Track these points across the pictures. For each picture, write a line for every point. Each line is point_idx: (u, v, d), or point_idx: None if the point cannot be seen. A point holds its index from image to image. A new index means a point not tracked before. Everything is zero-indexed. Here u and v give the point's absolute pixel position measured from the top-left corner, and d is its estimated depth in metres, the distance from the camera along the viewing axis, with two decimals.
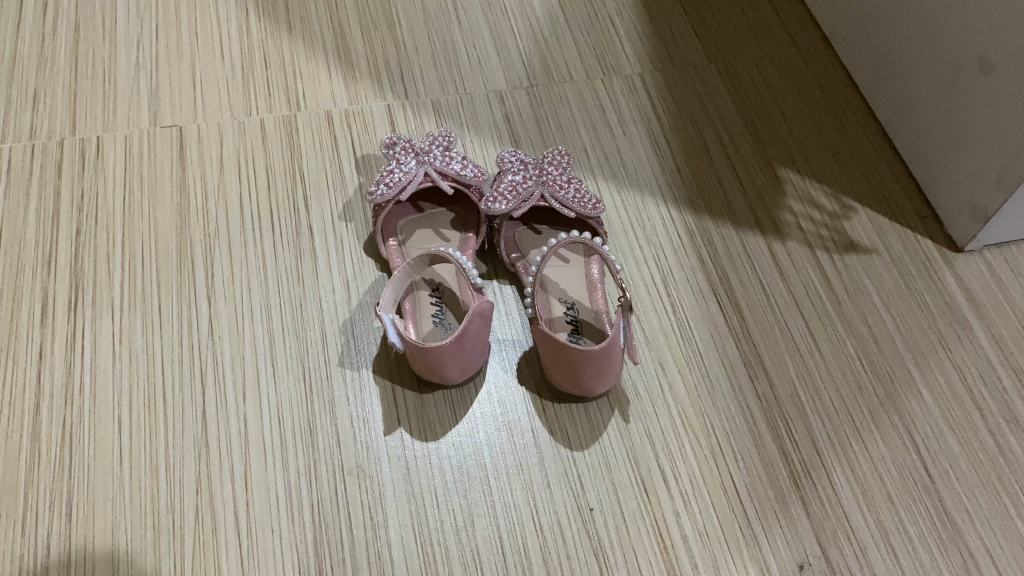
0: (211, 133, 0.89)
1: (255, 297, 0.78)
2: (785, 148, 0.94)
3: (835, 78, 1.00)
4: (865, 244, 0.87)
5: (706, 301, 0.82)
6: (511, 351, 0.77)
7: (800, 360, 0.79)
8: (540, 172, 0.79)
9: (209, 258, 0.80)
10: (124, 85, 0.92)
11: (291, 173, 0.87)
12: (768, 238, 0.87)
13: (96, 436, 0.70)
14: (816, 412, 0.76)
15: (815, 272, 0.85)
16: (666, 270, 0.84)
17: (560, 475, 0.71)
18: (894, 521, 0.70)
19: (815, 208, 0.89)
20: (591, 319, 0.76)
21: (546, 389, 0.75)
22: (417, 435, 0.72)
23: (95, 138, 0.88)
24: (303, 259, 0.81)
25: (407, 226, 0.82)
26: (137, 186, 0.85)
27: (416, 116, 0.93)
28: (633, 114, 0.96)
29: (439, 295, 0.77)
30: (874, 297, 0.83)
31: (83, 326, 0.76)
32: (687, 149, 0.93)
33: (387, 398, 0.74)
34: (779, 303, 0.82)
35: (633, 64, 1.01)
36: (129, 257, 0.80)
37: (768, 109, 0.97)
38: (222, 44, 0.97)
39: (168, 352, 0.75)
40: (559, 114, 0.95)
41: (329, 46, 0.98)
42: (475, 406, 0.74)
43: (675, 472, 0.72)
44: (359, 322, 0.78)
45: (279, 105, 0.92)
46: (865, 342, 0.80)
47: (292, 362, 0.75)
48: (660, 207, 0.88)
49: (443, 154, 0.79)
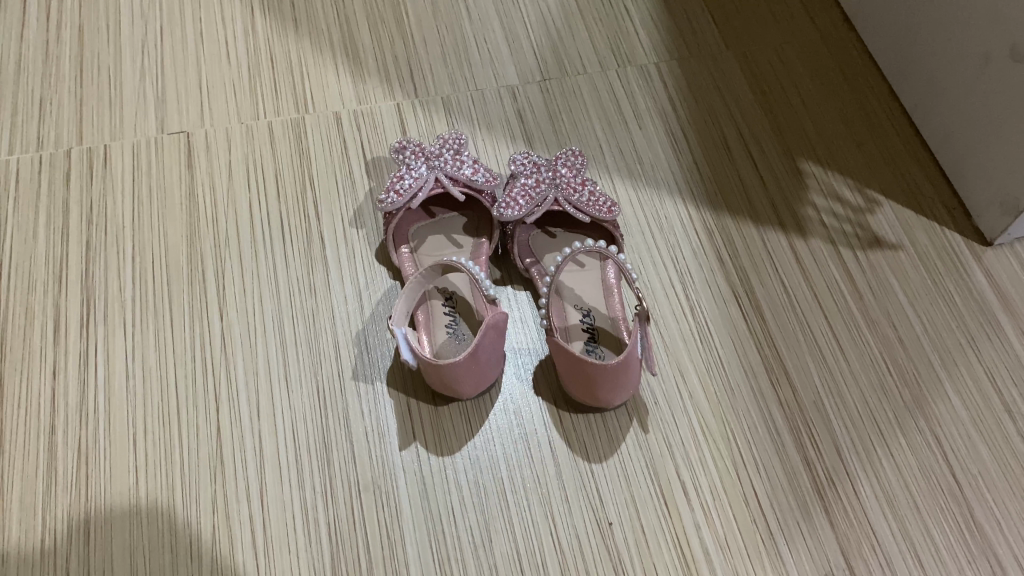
0: (219, 139, 0.87)
1: (268, 310, 0.77)
2: (808, 138, 0.91)
3: (858, 63, 0.97)
4: (890, 239, 0.84)
5: (727, 302, 0.80)
6: (527, 360, 0.76)
7: (823, 363, 0.77)
8: (553, 175, 0.78)
9: (220, 269, 0.79)
10: (130, 90, 0.91)
11: (300, 178, 0.85)
12: (790, 235, 0.84)
13: (111, 457, 0.70)
14: (840, 419, 0.74)
15: (838, 271, 0.82)
16: (685, 270, 0.81)
17: (578, 488, 0.70)
18: (921, 530, 0.69)
19: (838, 201, 0.87)
20: (607, 326, 0.75)
21: (563, 399, 0.74)
22: (432, 450, 0.71)
23: (101, 146, 0.86)
24: (315, 269, 0.80)
25: (418, 232, 0.80)
26: (145, 197, 0.84)
27: (426, 115, 0.91)
28: (649, 106, 0.93)
29: (452, 305, 0.76)
30: (900, 297, 0.81)
31: (96, 343, 0.75)
32: (706, 142, 0.91)
33: (402, 411, 0.73)
34: (801, 303, 0.80)
35: (648, 53, 0.97)
36: (140, 271, 0.79)
37: (789, 96, 0.94)
38: (228, 45, 0.95)
39: (181, 369, 0.74)
40: (573, 109, 0.92)
41: (336, 43, 0.96)
42: (491, 418, 0.73)
43: (695, 483, 0.70)
44: (371, 333, 0.76)
45: (287, 108, 0.90)
46: (890, 343, 0.78)
47: (306, 376, 0.74)
48: (678, 204, 0.86)
49: (454, 158, 0.78)
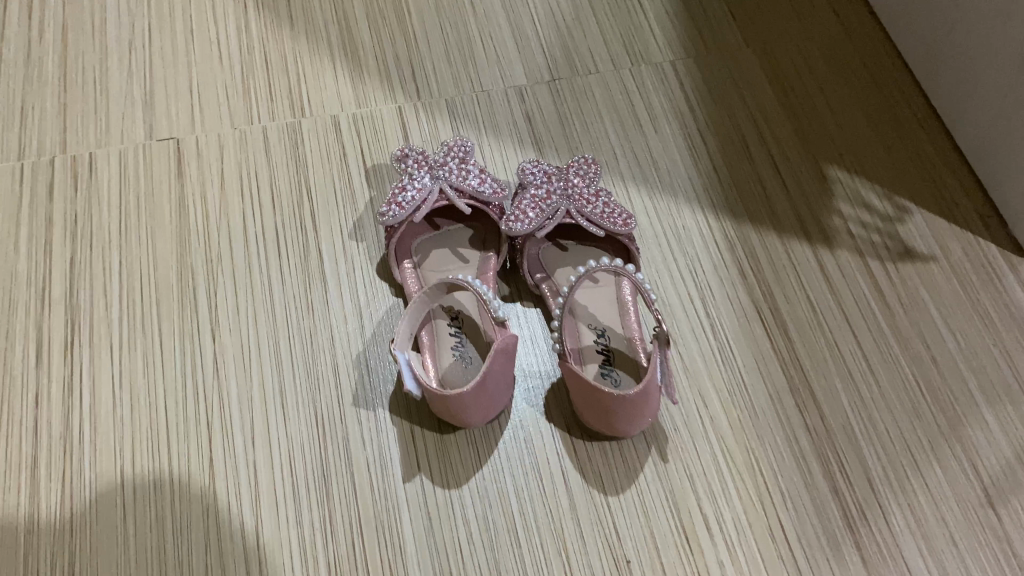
0: (210, 145, 0.83)
1: (263, 330, 0.73)
2: (833, 142, 0.86)
3: (884, 60, 0.92)
4: (922, 250, 0.79)
5: (749, 320, 0.75)
6: (538, 383, 0.72)
7: (852, 385, 0.72)
8: (564, 185, 0.73)
9: (212, 286, 0.75)
10: (117, 93, 0.86)
11: (297, 187, 0.81)
12: (816, 246, 0.80)
13: (98, 491, 0.66)
14: (871, 446, 0.70)
15: (867, 285, 0.78)
16: (704, 285, 0.77)
17: (594, 523, 0.66)
18: (959, 566, 0.64)
19: (865, 210, 0.82)
20: (623, 348, 0.70)
21: (576, 426, 0.70)
22: (438, 482, 0.67)
23: (86, 154, 0.82)
24: (313, 285, 0.75)
25: (422, 246, 0.76)
26: (132, 208, 0.79)
27: (429, 118, 0.86)
28: (664, 108, 0.88)
29: (459, 325, 0.71)
30: (933, 312, 0.76)
31: (81, 368, 0.71)
32: (725, 146, 0.86)
33: (406, 440, 0.68)
34: (828, 320, 0.76)
35: (663, 50, 0.92)
36: (128, 289, 0.75)
37: (812, 96, 0.89)
38: (220, 44, 0.90)
39: (171, 394, 0.70)
40: (584, 111, 0.87)
41: (334, 41, 0.91)
42: (500, 447, 0.69)
43: (718, 516, 0.66)
44: (373, 356, 0.72)
45: (282, 111, 0.85)
46: (923, 363, 0.73)
47: (304, 402, 0.70)
48: (696, 214, 0.81)
49: (459, 167, 0.73)
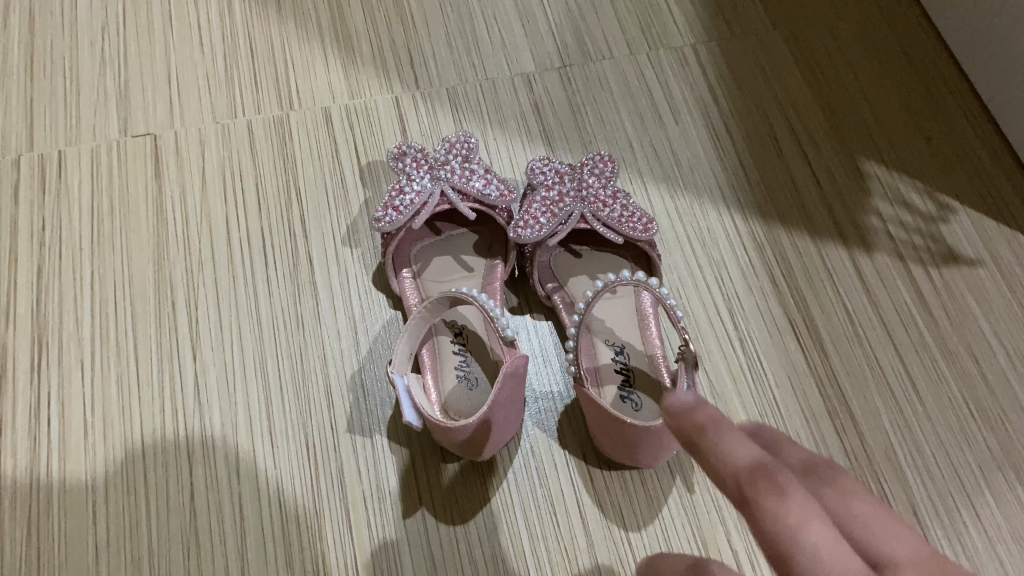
0: (190, 142, 0.76)
1: (248, 348, 0.67)
2: (869, 134, 0.79)
3: (924, 42, 0.84)
4: (968, 253, 0.73)
5: (780, 333, 0.69)
6: (550, 405, 0.65)
7: (894, 405, 0.66)
8: (578, 186, 0.66)
9: (192, 300, 0.69)
10: (88, 84, 0.79)
11: (285, 188, 0.74)
12: (852, 250, 0.73)
13: (66, 530, 0.60)
14: (916, 472, 0.63)
15: (909, 292, 0.71)
16: (731, 294, 0.70)
17: (614, 563, 0.60)
18: None
19: (905, 209, 0.75)
20: (643, 367, 0.64)
21: (593, 453, 0.63)
22: (442, 518, 0.61)
23: (54, 152, 0.75)
24: (303, 297, 0.69)
25: (422, 253, 0.69)
26: (105, 213, 0.72)
27: (429, 110, 0.79)
28: (685, 96, 0.81)
29: (463, 342, 0.65)
30: (982, 322, 0.69)
31: (49, 392, 0.65)
32: (752, 138, 0.79)
33: (406, 470, 0.62)
34: (867, 332, 0.69)
35: (683, 33, 0.85)
36: (100, 303, 0.68)
37: (846, 82, 0.82)
38: (200, 28, 0.83)
39: (148, 420, 0.64)
40: (598, 101, 0.80)
41: (325, 26, 0.84)
42: (509, 477, 0.62)
43: (750, 553, 0.60)
44: (369, 377, 0.66)
45: (269, 103, 0.78)
46: (972, 380, 0.67)
47: (294, 428, 0.64)
48: (721, 214, 0.74)
49: (462, 167, 0.66)
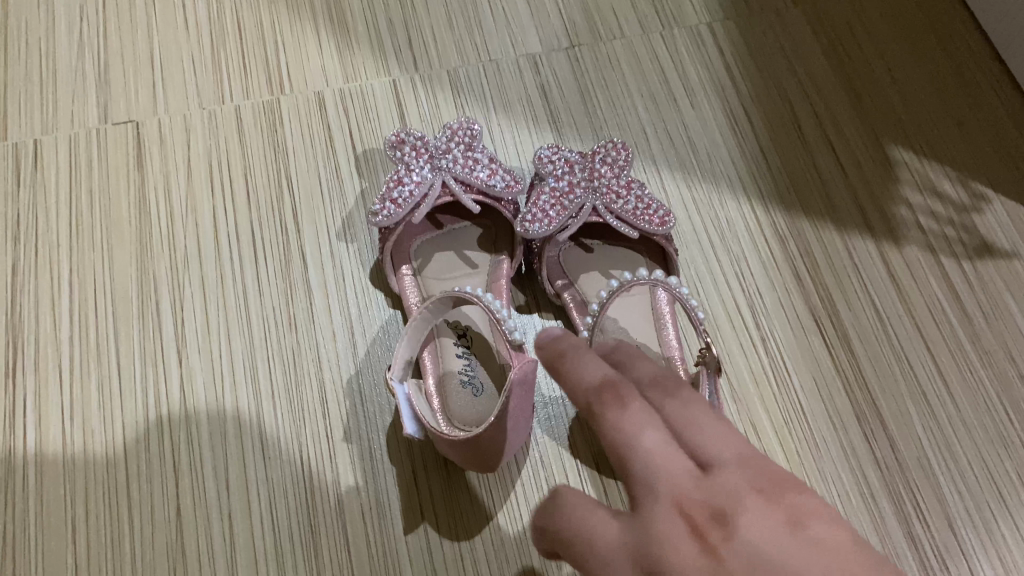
0: (175, 130, 0.71)
1: (238, 351, 0.62)
2: (897, 118, 0.74)
3: (954, 20, 0.79)
4: (1004, 245, 0.68)
5: (805, 332, 0.65)
6: (561, 411, 0.61)
7: (927, 409, 0.62)
8: (590, 176, 0.61)
9: (178, 299, 0.64)
10: (65, 68, 0.74)
11: (276, 178, 0.69)
12: (880, 242, 0.69)
13: (44, 548, 0.56)
14: (951, 481, 0.59)
15: (941, 287, 0.67)
16: (752, 291, 0.66)
17: None
18: None
19: (936, 198, 0.70)
20: None
21: (606, 462, 0.59)
22: (446, 533, 0.57)
23: (30, 141, 0.70)
24: (296, 296, 0.65)
25: (422, 248, 0.65)
26: (85, 205, 0.68)
27: (429, 94, 0.74)
28: (701, 78, 0.76)
29: (467, 344, 0.61)
30: (1019, 320, 0.65)
31: (25, 398, 0.61)
32: (772, 123, 0.74)
33: (407, 481, 0.58)
34: (897, 331, 0.65)
35: (699, 11, 0.80)
36: (80, 303, 0.64)
37: (872, 63, 0.77)
38: (184, 7, 0.78)
39: (130, 429, 0.60)
40: (609, 84, 0.76)
41: (317, 4, 0.79)
42: (518, 489, 0.58)
43: None
44: (367, 382, 0.61)
45: (258, 88, 0.73)
46: (1009, 381, 0.63)
47: (286, 437, 0.60)
48: (740, 205, 0.70)
49: (465, 155, 0.62)
